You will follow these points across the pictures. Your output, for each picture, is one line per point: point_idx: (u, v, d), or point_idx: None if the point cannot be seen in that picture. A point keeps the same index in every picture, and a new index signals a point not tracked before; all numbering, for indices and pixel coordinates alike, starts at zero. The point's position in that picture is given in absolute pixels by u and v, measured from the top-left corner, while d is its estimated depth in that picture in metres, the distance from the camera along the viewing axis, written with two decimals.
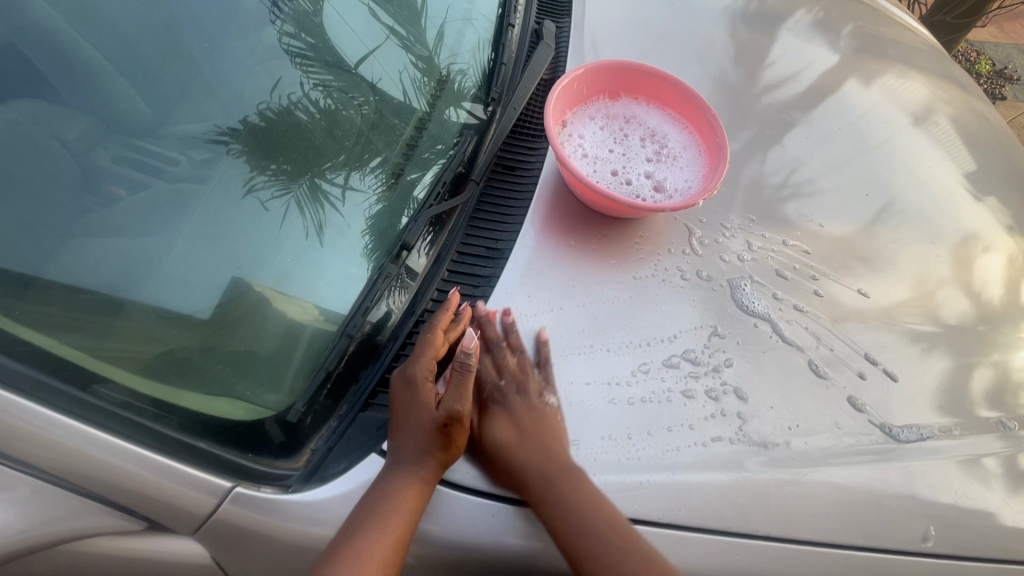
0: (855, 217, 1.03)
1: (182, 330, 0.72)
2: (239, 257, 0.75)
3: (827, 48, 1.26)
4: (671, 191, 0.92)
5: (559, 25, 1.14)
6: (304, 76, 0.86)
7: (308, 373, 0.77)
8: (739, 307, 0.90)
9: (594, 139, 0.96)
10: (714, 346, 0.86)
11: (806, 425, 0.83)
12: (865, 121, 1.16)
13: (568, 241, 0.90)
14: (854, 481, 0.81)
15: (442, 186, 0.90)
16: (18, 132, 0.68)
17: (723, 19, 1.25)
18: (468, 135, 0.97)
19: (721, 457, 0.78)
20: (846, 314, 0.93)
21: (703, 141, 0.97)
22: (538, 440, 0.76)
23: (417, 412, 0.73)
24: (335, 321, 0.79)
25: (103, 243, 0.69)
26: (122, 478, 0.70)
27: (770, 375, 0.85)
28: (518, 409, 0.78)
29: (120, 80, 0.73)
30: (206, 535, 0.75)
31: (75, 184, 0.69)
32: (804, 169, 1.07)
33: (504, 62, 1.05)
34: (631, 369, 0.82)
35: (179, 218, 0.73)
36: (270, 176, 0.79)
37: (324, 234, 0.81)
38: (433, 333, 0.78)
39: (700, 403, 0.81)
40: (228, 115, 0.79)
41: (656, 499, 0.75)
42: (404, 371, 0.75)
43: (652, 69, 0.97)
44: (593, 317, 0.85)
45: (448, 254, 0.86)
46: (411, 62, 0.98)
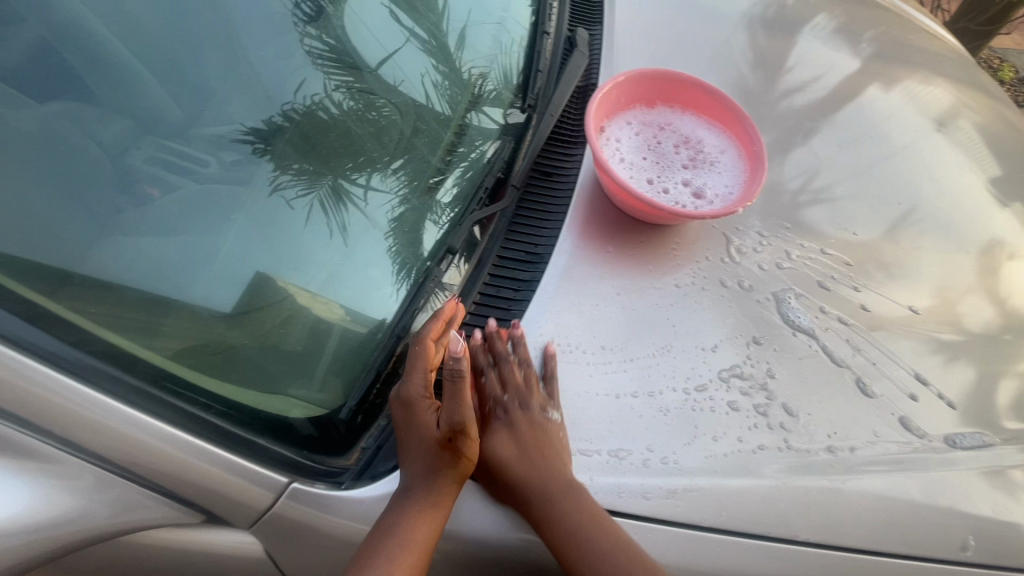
0: (880, 224, 1.03)
1: (212, 327, 0.72)
2: (266, 254, 0.76)
3: (850, 54, 1.25)
4: (712, 198, 0.93)
5: (592, 32, 1.16)
6: (327, 79, 0.87)
7: (335, 375, 0.78)
8: (784, 320, 0.89)
9: (632, 144, 0.97)
10: (758, 358, 0.86)
11: (839, 432, 0.83)
12: (889, 127, 1.15)
13: (606, 248, 0.91)
14: (880, 490, 0.80)
15: (484, 191, 0.92)
16: (51, 130, 0.68)
17: (744, 24, 1.25)
18: (505, 138, 0.98)
19: (751, 463, 0.79)
20: (872, 323, 0.92)
21: (740, 148, 0.97)
22: (527, 452, 0.75)
23: (417, 432, 0.72)
24: (362, 324, 0.80)
25: (134, 241, 0.69)
26: (154, 473, 0.71)
27: (800, 384, 0.85)
28: (518, 426, 0.77)
29: (153, 82, 0.74)
30: (262, 530, 0.77)
31: (107, 183, 0.69)
32: (828, 175, 1.06)
33: (540, 69, 1.07)
34: (672, 376, 0.82)
35: (213, 219, 0.74)
36: (294, 175, 0.80)
37: (348, 234, 0.82)
38: (422, 346, 0.74)
39: (743, 415, 0.81)
40: (254, 115, 0.80)
41: (698, 504, 0.76)
42: (398, 392, 0.74)
43: (689, 77, 0.98)
44: (632, 321, 0.85)
45: (489, 260, 0.87)
46: (433, 65, 0.99)
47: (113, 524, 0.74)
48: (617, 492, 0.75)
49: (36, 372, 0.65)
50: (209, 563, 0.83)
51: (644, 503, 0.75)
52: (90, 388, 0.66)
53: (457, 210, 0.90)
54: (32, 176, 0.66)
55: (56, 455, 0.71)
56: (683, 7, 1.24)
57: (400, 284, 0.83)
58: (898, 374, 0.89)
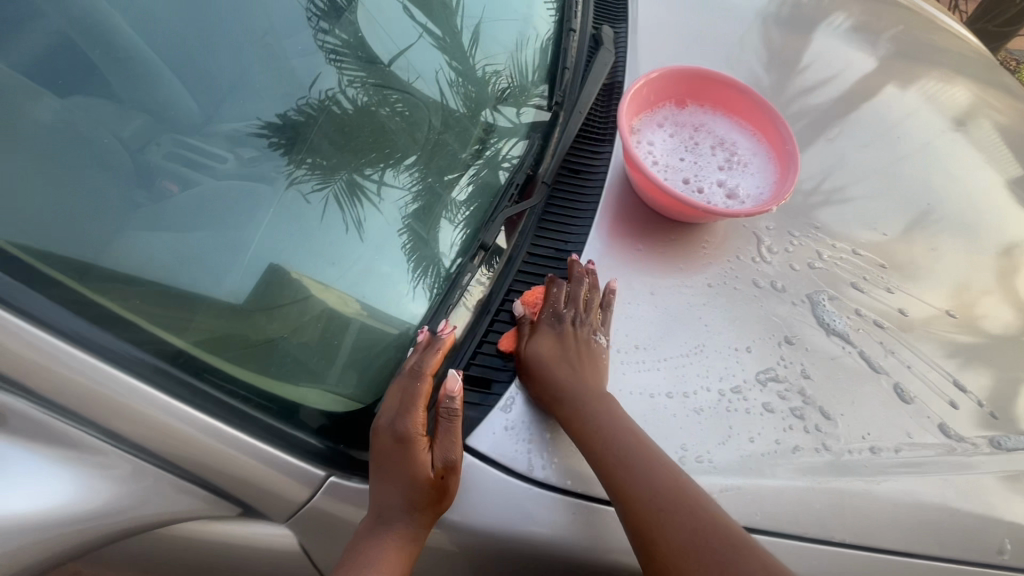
0: (900, 225, 1.02)
1: (229, 322, 0.70)
2: (283, 246, 0.74)
3: (868, 53, 1.24)
4: (744, 198, 0.92)
5: (617, 31, 1.14)
6: (340, 73, 0.84)
7: (351, 371, 0.78)
8: (819, 322, 0.89)
9: (664, 145, 0.97)
10: (791, 358, 0.85)
11: (874, 432, 0.83)
12: (906, 127, 1.14)
13: (637, 246, 0.92)
14: (904, 493, 0.79)
15: (513, 188, 0.91)
16: (67, 124, 0.66)
17: (759, 22, 1.23)
18: (534, 135, 0.98)
19: (787, 464, 0.78)
20: (893, 324, 0.92)
21: (771, 149, 0.97)
22: (572, 362, 0.79)
23: (410, 470, 0.69)
24: (376, 320, 0.80)
25: (153, 239, 0.67)
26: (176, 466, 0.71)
27: (823, 385, 0.84)
28: (567, 336, 0.82)
29: (171, 77, 0.72)
30: (298, 524, 0.78)
31: (126, 179, 0.67)
32: (847, 176, 1.05)
33: (567, 67, 1.04)
34: (705, 377, 0.82)
35: (234, 215, 0.72)
36: (309, 169, 0.78)
37: (364, 229, 0.80)
38: (422, 382, 0.74)
39: (778, 416, 0.81)
40: (268, 108, 0.77)
41: (734, 505, 0.75)
42: (392, 428, 0.71)
43: (723, 76, 0.97)
44: (665, 320, 0.85)
45: (519, 257, 0.88)
46: (447, 62, 0.96)
47: (152, 518, 0.74)
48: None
49: (86, 365, 0.64)
50: (231, 555, 0.84)
51: None
52: (144, 384, 0.66)
53: (472, 207, 0.90)
54: (47, 169, 0.64)
55: (102, 447, 0.71)
56: (697, 5, 1.23)
57: (417, 281, 0.83)
58: (919, 375, 0.88)
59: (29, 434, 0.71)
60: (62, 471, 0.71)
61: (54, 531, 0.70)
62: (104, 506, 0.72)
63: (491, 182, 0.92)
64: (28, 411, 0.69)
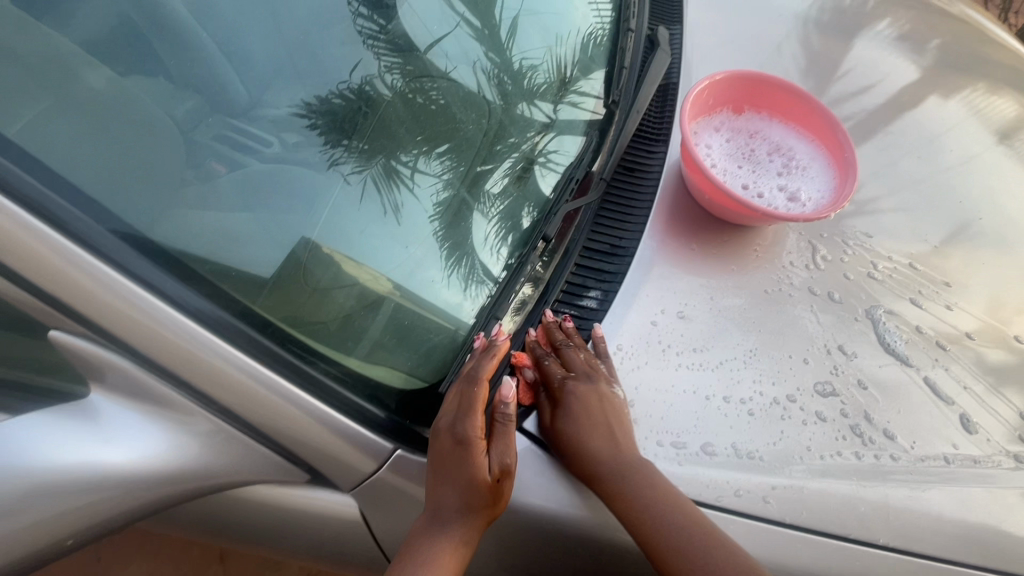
0: (940, 237, 1.00)
1: (267, 296, 0.69)
2: (322, 223, 0.73)
3: (910, 62, 1.22)
4: (805, 202, 0.92)
5: (671, 31, 1.13)
6: (377, 60, 0.84)
7: (382, 360, 0.75)
8: (882, 344, 0.88)
9: (723, 149, 0.97)
10: (847, 366, 0.85)
11: (921, 442, 0.82)
12: (946, 139, 1.12)
13: (690, 246, 0.92)
14: (944, 504, 0.78)
15: (573, 184, 0.89)
16: (121, 99, 0.67)
17: (797, 26, 1.21)
18: (593, 131, 0.96)
19: (837, 467, 0.78)
20: (933, 336, 0.90)
21: (831, 155, 0.96)
22: (596, 431, 0.74)
23: (470, 474, 0.68)
24: (413, 304, 0.77)
25: (196, 215, 0.67)
26: (221, 438, 0.73)
27: (869, 394, 0.84)
28: (589, 400, 0.75)
29: (225, 65, 0.75)
30: (362, 494, 0.78)
31: (177, 156, 0.68)
32: (887, 185, 1.04)
33: (624, 66, 1.01)
34: (758, 378, 0.82)
35: (280, 194, 0.72)
36: (348, 150, 0.77)
37: (400, 215, 0.78)
38: (480, 386, 0.71)
39: (831, 425, 0.80)
40: (311, 92, 0.78)
41: (777, 504, 0.75)
42: (453, 431, 0.70)
43: (788, 83, 0.97)
44: (721, 318, 0.86)
45: (577, 250, 0.86)
46: (484, 53, 0.94)
47: (227, 478, 0.76)
48: (703, 483, 0.75)
49: (185, 329, 0.64)
50: (283, 519, 0.86)
51: (736, 500, 0.75)
52: (236, 350, 0.66)
53: (504, 202, 0.87)
54: (104, 138, 0.64)
55: (189, 406, 0.71)
56: (736, 6, 1.21)
57: (451, 270, 0.80)
58: (959, 388, 0.87)
59: (124, 392, 0.71)
60: (152, 430, 0.72)
61: (138, 488, 0.72)
62: (186, 466, 0.73)
63: (524, 177, 0.89)
64: (125, 367, 0.68)
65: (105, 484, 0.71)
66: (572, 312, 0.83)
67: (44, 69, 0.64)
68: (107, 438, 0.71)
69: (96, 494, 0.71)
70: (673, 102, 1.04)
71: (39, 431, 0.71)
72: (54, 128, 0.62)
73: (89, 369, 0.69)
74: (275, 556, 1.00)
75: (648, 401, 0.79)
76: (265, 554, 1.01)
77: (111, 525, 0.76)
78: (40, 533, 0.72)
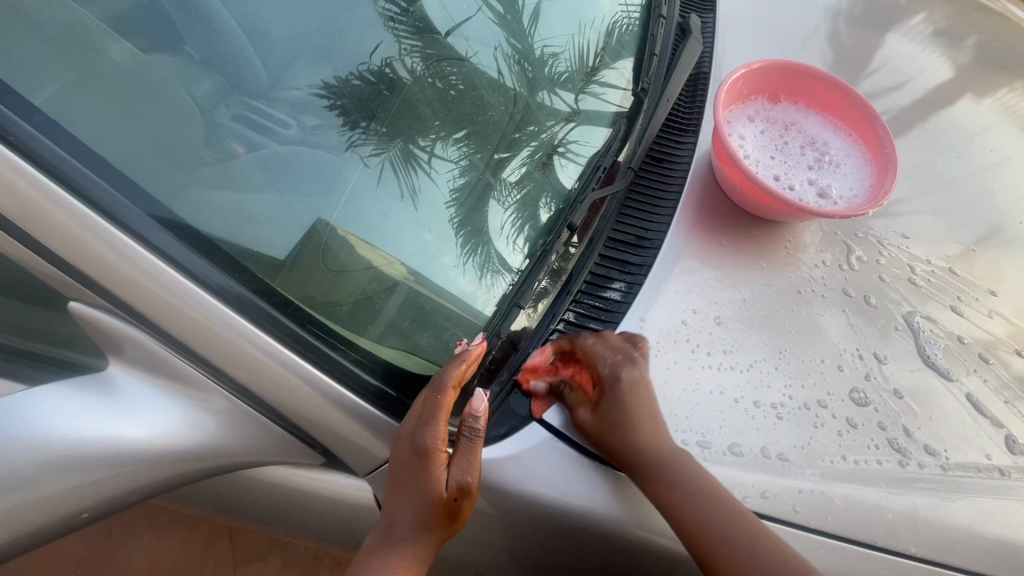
0: (971, 240, 0.97)
1: (288, 278, 0.69)
2: (341, 206, 0.72)
3: (944, 59, 1.18)
4: (837, 199, 0.90)
5: (704, 19, 1.11)
6: (398, 42, 0.83)
7: (397, 345, 0.75)
8: (922, 357, 0.85)
9: (756, 139, 0.94)
10: (882, 375, 0.83)
11: (951, 451, 0.79)
12: (982, 139, 1.09)
13: (719, 240, 0.91)
14: (974, 514, 0.76)
15: (600, 171, 0.88)
16: (142, 77, 0.66)
17: (829, 19, 1.18)
18: (621, 118, 0.94)
19: (863, 473, 0.76)
20: (964, 342, 0.88)
21: (867, 151, 0.94)
22: (641, 413, 0.73)
23: (425, 485, 0.67)
24: (429, 290, 0.77)
25: (215, 195, 0.67)
26: (237, 418, 0.73)
27: (907, 406, 0.81)
28: (639, 383, 0.74)
29: (246, 45, 0.75)
30: (376, 479, 0.78)
31: (197, 136, 0.68)
32: (917, 185, 1.01)
33: (655, 52, 0.99)
34: (784, 377, 0.81)
35: (298, 175, 0.72)
36: (367, 132, 0.76)
37: (418, 199, 0.77)
38: (444, 394, 0.67)
39: (862, 434, 0.78)
40: (331, 73, 0.77)
41: (803, 510, 0.73)
42: (413, 439, 0.67)
43: (829, 75, 0.94)
44: (749, 314, 0.85)
45: (601, 240, 0.85)
46: (505, 39, 0.91)
47: (241, 457, 0.77)
48: (724, 482, 0.74)
49: (206, 306, 0.64)
50: (295, 501, 0.86)
51: (762, 502, 0.74)
52: (254, 328, 0.65)
53: (521, 190, 0.85)
54: (122, 115, 0.63)
55: (206, 383, 0.71)
56: None
57: (466, 258, 0.79)
58: (991, 396, 0.84)
59: (143, 367, 0.71)
60: (172, 406, 0.72)
61: (152, 465, 0.73)
62: (203, 444, 0.73)
63: (543, 167, 0.87)
64: (146, 343, 0.68)
65: (121, 461, 0.71)
66: (595, 303, 0.82)
67: (65, 43, 0.63)
68: (120, 415, 0.71)
69: (110, 469, 0.72)
70: (703, 92, 1.03)
71: (58, 402, 0.71)
72: (73, 103, 0.61)
73: (111, 343, 0.70)
74: (283, 537, 1.02)
75: (672, 396, 0.78)
76: (274, 534, 1.02)
77: (128, 498, 0.77)
78: (55, 506, 0.73)
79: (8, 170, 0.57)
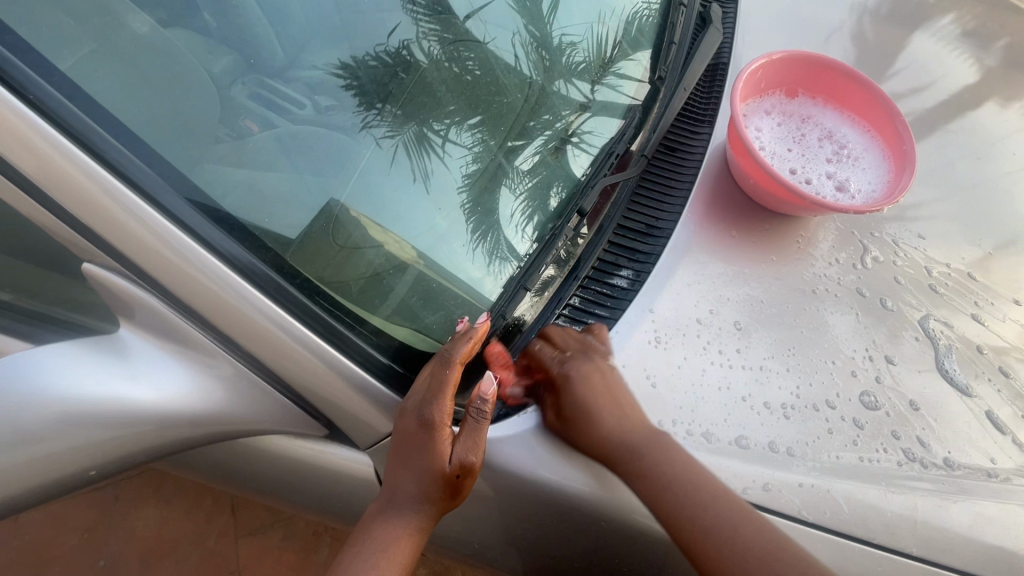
0: (987, 246, 0.96)
1: (298, 253, 0.69)
2: (353, 184, 0.73)
3: (970, 60, 1.15)
4: (854, 192, 0.89)
5: (724, 11, 1.10)
6: (416, 25, 0.82)
7: (404, 324, 0.75)
8: (940, 370, 0.84)
9: (772, 132, 0.93)
10: (891, 375, 0.82)
11: (957, 453, 0.79)
12: (1005, 144, 1.06)
13: (730, 231, 0.90)
14: (976, 517, 0.75)
15: (612, 158, 0.87)
16: (162, 51, 0.67)
17: (854, 16, 1.15)
18: (636, 107, 0.93)
19: (863, 469, 0.76)
20: (975, 347, 0.87)
21: (887, 146, 0.92)
22: (604, 407, 0.74)
23: (430, 460, 0.68)
24: (438, 274, 0.77)
25: (229, 170, 0.67)
26: (245, 389, 0.75)
27: (914, 408, 0.80)
28: (593, 374, 0.75)
29: (265, 23, 0.75)
30: (378, 453, 0.79)
31: (213, 112, 0.68)
32: (935, 188, 0.99)
33: (672, 42, 0.99)
34: (791, 372, 0.80)
35: (312, 155, 0.72)
36: (383, 114, 0.76)
37: (430, 182, 0.77)
38: (452, 370, 0.67)
39: (869, 433, 0.78)
40: (348, 53, 0.77)
41: (806, 505, 0.73)
42: (418, 413, 0.68)
43: (850, 68, 0.92)
44: (758, 308, 0.84)
45: (610, 227, 0.85)
46: (524, 25, 0.90)
47: (244, 424, 0.78)
48: (726, 474, 0.74)
49: (218, 277, 0.64)
50: (298, 472, 0.88)
51: (764, 494, 0.73)
52: (263, 297, 0.66)
53: (534, 178, 0.85)
54: (140, 88, 0.64)
55: (211, 349, 0.72)
56: None
57: (476, 244, 0.79)
58: (1000, 401, 0.83)
59: (152, 329, 0.72)
60: (180, 369, 0.73)
61: (160, 428, 0.74)
62: (208, 409, 0.75)
63: (556, 155, 0.87)
64: (158, 309, 0.69)
65: (130, 425, 0.73)
66: (602, 290, 0.82)
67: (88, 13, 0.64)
68: (125, 382, 0.72)
69: (119, 430, 0.73)
70: (721, 83, 1.01)
71: (73, 361, 0.72)
72: (92, 72, 0.61)
73: (122, 306, 0.71)
74: (283, 507, 1.03)
75: (676, 386, 0.78)
76: (273, 504, 1.04)
77: (136, 458, 0.79)
78: (67, 462, 0.75)
79: (28, 138, 0.58)
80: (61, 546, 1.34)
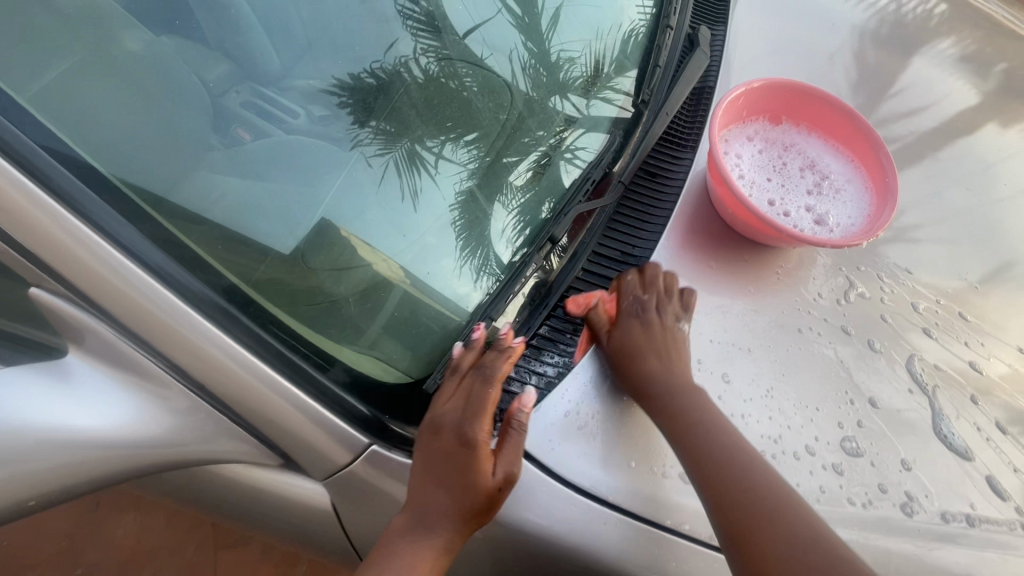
0: (978, 275, 0.95)
1: (274, 268, 0.68)
2: (335, 202, 0.71)
3: (971, 85, 1.14)
4: (832, 226, 0.88)
5: (713, 32, 1.07)
6: (416, 41, 0.82)
7: (388, 341, 0.75)
8: (936, 430, 0.81)
9: (754, 160, 0.93)
10: (872, 412, 0.81)
11: (939, 493, 0.77)
12: (1001, 170, 1.06)
13: (709, 263, 0.89)
14: (957, 558, 0.73)
15: (588, 184, 0.86)
16: (156, 59, 0.66)
17: (854, 37, 1.15)
18: (616, 130, 0.92)
19: (839, 511, 0.74)
20: (961, 382, 0.86)
21: (869, 180, 0.92)
22: (658, 352, 0.78)
23: (471, 476, 0.68)
24: (423, 291, 0.76)
25: (220, 179, 0.66)
26: (211, 414, 0.73)
27: (897, 447, 0.79)
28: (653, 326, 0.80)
29: (263, 37, 0.75)
30: (333, 484, 0.76)
31: (201, 120, 0.67)
32: (929, 214, 0.98)
33: (658, 65, 0.97)
34: (768, 414, 0.79)
35: (299, 173, 0.71)
36: (374, 131, 0.76)
37: (417, 201, 0.77)
38: (493, 388, 0.71)
39: (850, 475, 0.77)
40: (342, 68, 0.77)
41: None
42: (459, 430, 0.70)
43: (833, 98, 0.92)
44: (736, 345, 0.83)
45: (583, 254, 0.83)
46: (522, 42, 0.90)
47: (201, 450, 0.75)
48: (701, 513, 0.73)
49: (163, 300, 0.62)
50: (266, 499, 0.85)
51: None
52: (215, 327, 0.64)
53: (527, 194, 0.85)
54: (131, 97, 0.64)
55: (167, 380, 0.70)
56: (793, 10, 1.16)
57: (465, 261, 0.79)
58: (983, 439, 0.82)
59: (100, 357, 0.71)
60: (141, 390, 0.72)
61: (116, 448, 0.73)
62: (159, 432, 0.73)
63: (548, 172, 0.86)
64: (105, 335, 0.68)
65: (95, 439, 0.72)
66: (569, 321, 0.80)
67: (79, 20, 0.63)
68: (86, 402, 0.72)
69: (74, 448, 0.73)
70: (705, 106, 1.00)
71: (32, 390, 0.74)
72: (81, 79, 0.61)
73: (70, 330, 0.70)
74: (252, 531, 1.00)
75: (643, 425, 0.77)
76: (244, 529, 1.02)
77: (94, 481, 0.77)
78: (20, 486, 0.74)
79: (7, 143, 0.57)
80: (40, 551, 1.33)
